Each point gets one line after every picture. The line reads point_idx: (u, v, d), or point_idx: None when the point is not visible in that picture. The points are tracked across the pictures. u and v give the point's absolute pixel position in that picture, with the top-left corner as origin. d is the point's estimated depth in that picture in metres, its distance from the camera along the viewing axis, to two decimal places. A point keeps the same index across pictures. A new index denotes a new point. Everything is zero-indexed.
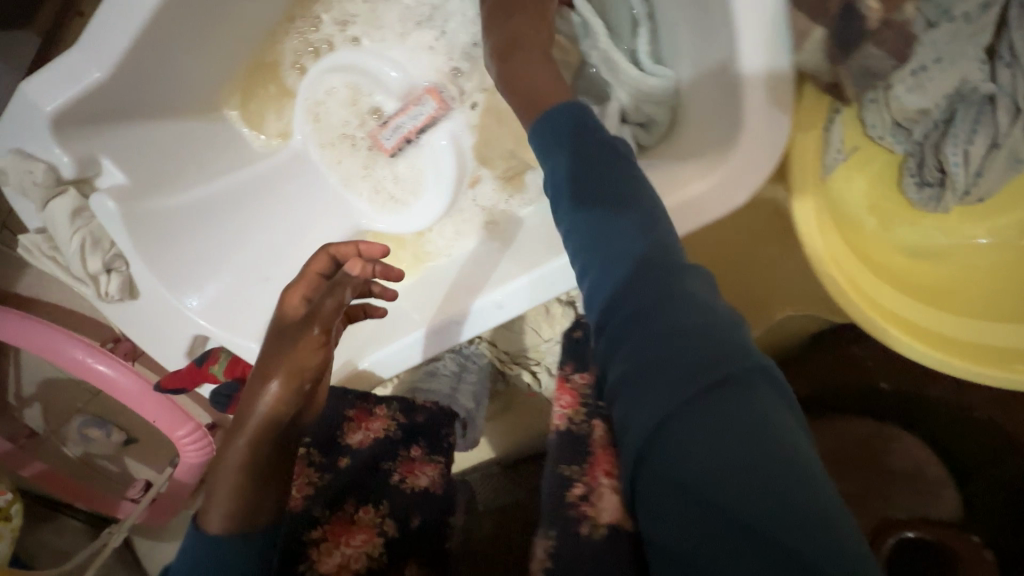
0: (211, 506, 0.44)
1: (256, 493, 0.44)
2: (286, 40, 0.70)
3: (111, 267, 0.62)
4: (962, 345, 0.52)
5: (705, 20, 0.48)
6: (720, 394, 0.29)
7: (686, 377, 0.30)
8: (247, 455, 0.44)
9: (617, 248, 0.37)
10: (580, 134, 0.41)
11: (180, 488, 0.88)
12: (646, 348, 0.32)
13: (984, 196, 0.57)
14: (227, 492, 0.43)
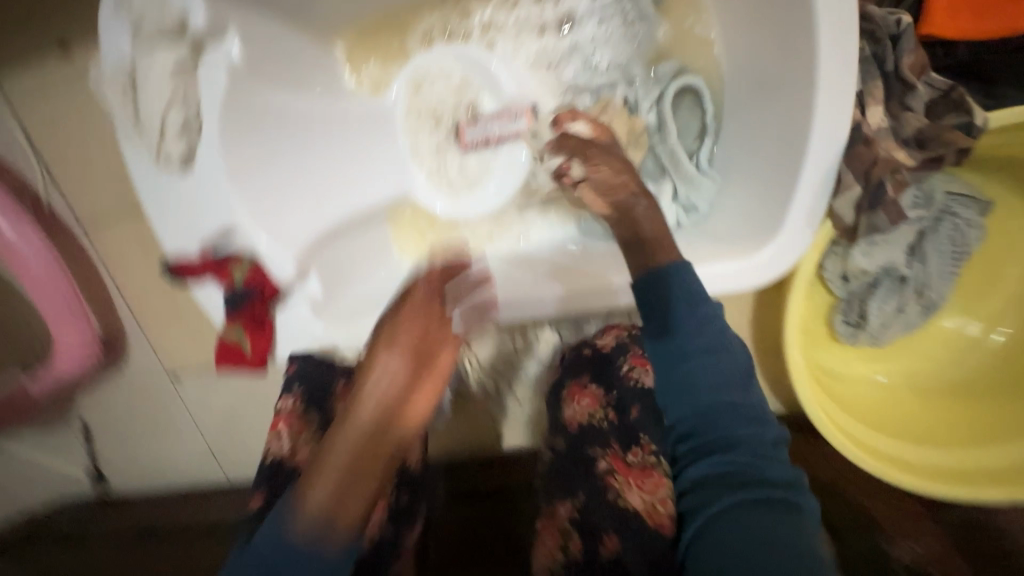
0: (310, 494, 0.46)
1: (347, 488, 0.46)
2: (426, 16, 0.75)
3: (187, 129, 0.61)
4: (881, 454, 0.73)
5: (767, 154, 0.65)
6: (764, 512, 0.45)
7: (748, 498, 0.46)
8: (347, 454, 0.48)
9: (689, 376, 0.51)
10: (666, 295, 0.53)
11: (57, 379, 1.01)
12: (713, 466, 0.49)
13: (883, 342, 0.79)
14: (327, 486, 0.46)
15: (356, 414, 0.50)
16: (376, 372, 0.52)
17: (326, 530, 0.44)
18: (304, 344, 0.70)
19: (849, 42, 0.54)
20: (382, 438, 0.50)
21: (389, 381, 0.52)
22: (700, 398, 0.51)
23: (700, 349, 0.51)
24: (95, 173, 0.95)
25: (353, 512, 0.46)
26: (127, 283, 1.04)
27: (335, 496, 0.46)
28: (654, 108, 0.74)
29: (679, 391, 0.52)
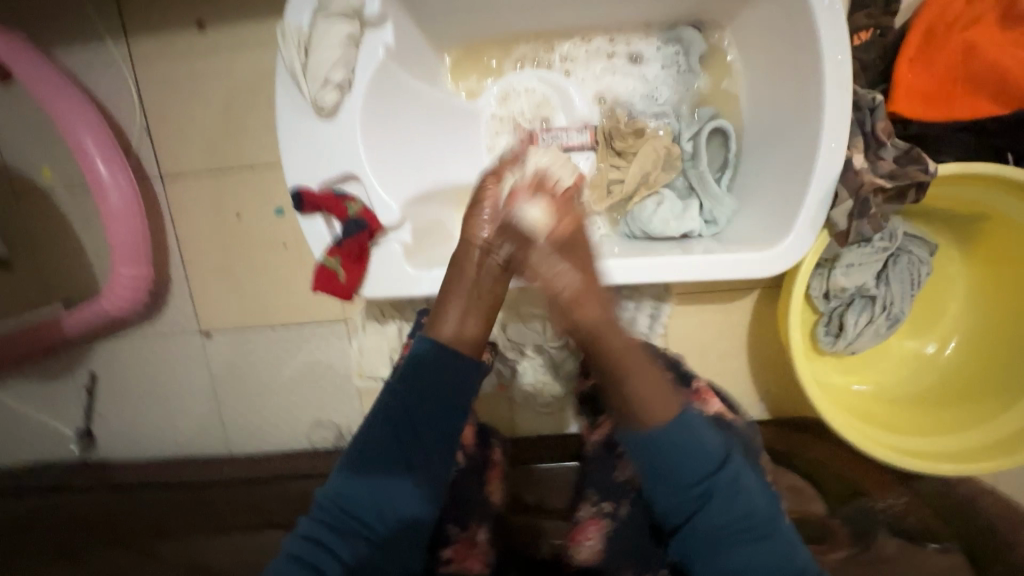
0: (443, 320, 0.72)
1: (465, 317, 0.72)
2: (519, 47, 0.95)
3: (341, 84, 0.75)
4: (865, 437, 0.87)
5: (773, 181, 0.87)
6: (758, 550, 0.61)
7: (741, 538, 0.61)
8: (461, 293, 0.73)
9: (685, 470, 0.61)
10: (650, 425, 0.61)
11: (89, 317, 1.07)
12: (709, 529, 0.61)
13: (857, 352, 0.96)
14: (456, 310, 0.72)
15: (466, 258, 0.76)
16: (476, 230, 0.76)
17: (459, 368, 0.69)
18: (393, 282, 0.80)
19: (847, 95, 0.75)
20: (488, 283, 0.74)
21: (485, 237, 0.76)
22: (714, 509, 0.61)
23: (722, 480, 0.61)
24: (192, 132, 1.07)
25: (475, 337, 0.72)
26: (189, 235, 1.11)
27: (455, 329, 0.71)
28: (689, 141, 0.95)
29: (670, 490, 0.61)
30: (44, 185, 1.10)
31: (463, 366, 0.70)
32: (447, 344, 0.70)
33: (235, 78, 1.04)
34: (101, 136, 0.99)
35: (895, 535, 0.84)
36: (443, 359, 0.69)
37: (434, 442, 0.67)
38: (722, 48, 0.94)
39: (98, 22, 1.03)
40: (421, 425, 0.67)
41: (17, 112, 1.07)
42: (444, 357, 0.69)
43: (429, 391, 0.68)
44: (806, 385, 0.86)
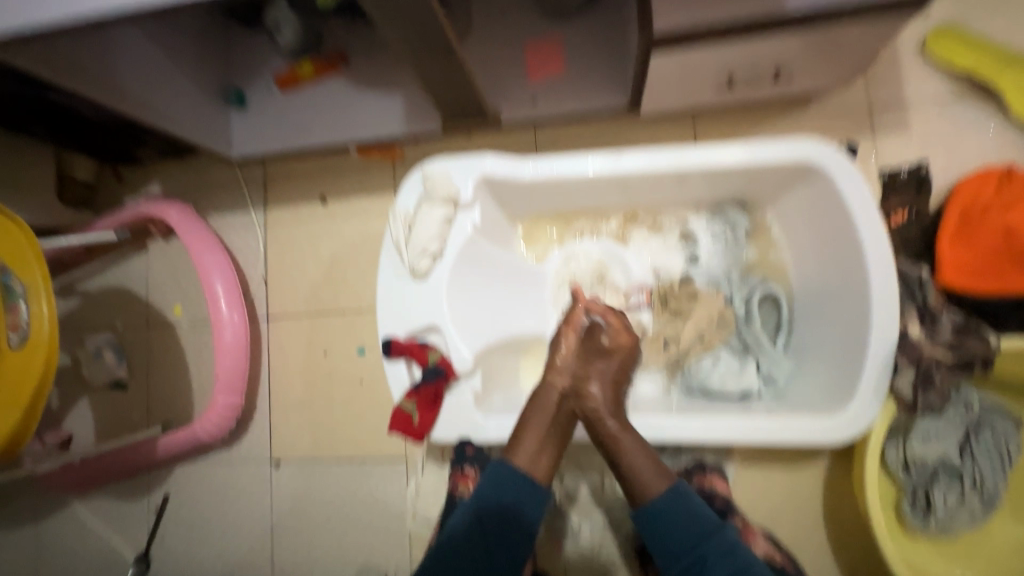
0: (518, 450, 0.78)
1: (542, 446, 0.78)
2: (581, 221, 1.10)
3: (434, 255, 0.90)
4: None
5: (829, 346, 0.90)
6: None
7: None
8: (537, 422, 0.80)
9: (686, 537, 0.70)
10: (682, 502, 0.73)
11: (180, 442, 1.18)
12: None
13: (950, 532, 0.89)
14: (531, 444, 0.78)
15: (544, 398, 0.83)
16: (556, 376, 0.85)
17: (529, 491, 0.75)
18: (461, 428, 0.86)
19: (891, 272, 0.81)
20: (563, 421, 0.81)
21: (568, 383, 0.84)
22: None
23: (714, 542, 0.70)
24: (299, 281, 1.26)
25: (545, 467, 0.78)
26: (279, 368, 1.25)
27: (530, 458, 0.77)
28: (741, 304, 1.02)
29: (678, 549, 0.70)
30: (173, 320, 1.31)
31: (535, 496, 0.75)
32: (515, 468, 0.76)
33: (342, 240, 1.25)
34: (229, 283, 1.19)
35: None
36: (511, 480, 0.75)
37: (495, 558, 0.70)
38: (767, 223, 1.04)
39: (245, 197, 1.30)
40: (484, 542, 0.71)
41: (168, 262, 1.32)
42: (516, 478, 0.75)
43: (504, 513, 0.73)
44: (893, 567, 0.80)
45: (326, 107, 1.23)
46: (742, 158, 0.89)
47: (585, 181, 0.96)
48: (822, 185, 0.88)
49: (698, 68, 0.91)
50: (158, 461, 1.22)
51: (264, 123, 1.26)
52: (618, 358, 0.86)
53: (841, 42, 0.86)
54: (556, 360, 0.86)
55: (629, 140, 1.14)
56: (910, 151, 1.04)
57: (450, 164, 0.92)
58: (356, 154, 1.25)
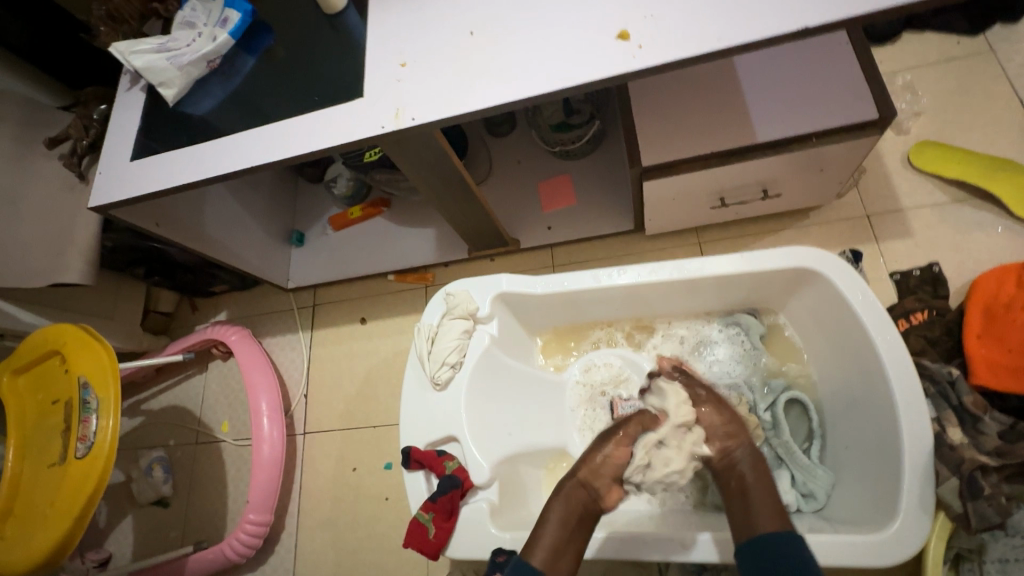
0: (536, 547, 0.70)
1: (563, 543, 0.72)
2: (597, 331, 1.15)
3: (454, 365, 0.96)
4: None
5: (864, 453, 0.85)
6: None
7: None
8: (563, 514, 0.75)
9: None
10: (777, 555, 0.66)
11: (206, 561, 1.19)
12: None
13: None
14: (550, 538, 0.72)
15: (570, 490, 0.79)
16: (591, 464, 0.83)
17: None
18: (478, 543, 0.84)
19: (911, 372, 0.79)
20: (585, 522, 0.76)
21: (604, 456, 0.83)
22: None
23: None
24: (336, 397, 1.34)
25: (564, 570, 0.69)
26: (310, 485, 1.27)
27: (548, 556, 0.70)
28: (767, 411, 0.99)
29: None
30: (220, 436, 1.40)
31: None
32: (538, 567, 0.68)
33: (377, 357, 1.35)
34: (274, 399, 1.28)
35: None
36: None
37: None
38: (780, 329, 1.05)
39: (296, 320, 1.46)
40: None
41: (223, 381, 1.45)
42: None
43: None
44: None
45: (369, 242, 1.42)
46: (741, 266, 0.94)
47: (595, 293, 1.04)
48: (824, 288, 0.91)
49: (689, 193, 1.02)
50: None
51: (317, 257, 1.46)
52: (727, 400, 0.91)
53: (818, 163, 0.95)
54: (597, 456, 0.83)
55: (639, 255, 1.23)
56: (917, 254, 1.07)
57: (470, 284, 1.03)
58: (393, 279, 1.40)
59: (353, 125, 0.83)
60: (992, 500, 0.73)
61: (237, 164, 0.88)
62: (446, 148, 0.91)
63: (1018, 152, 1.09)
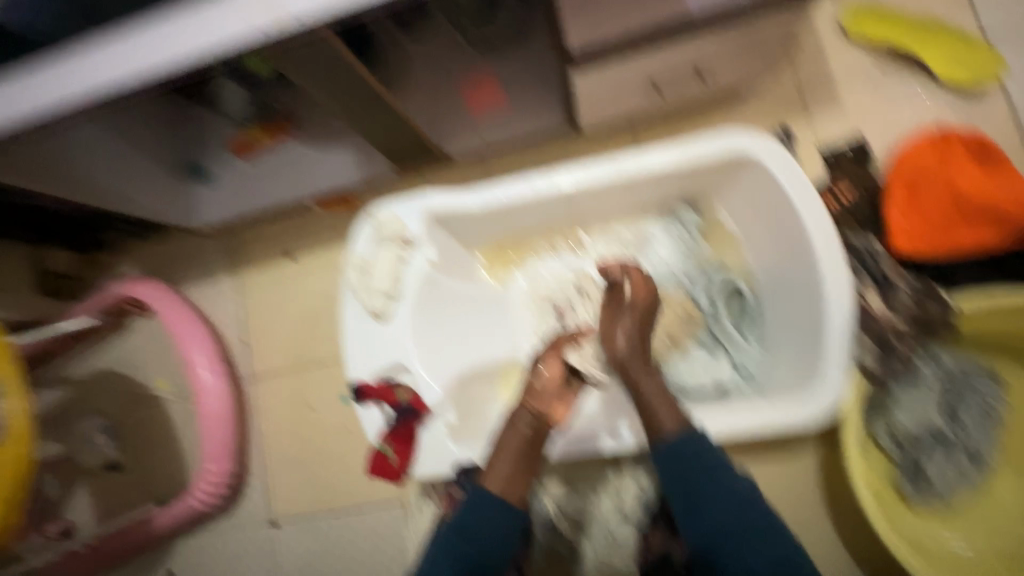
0: (490, 473, 0.66)
1: (516, 478, 0.66)
2: (538, 240, 1.13)
3: (392, 295, 0.92)
4: None
5: (792, 329, 0.90)
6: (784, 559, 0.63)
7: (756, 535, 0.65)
8: (523, 438, 0.70)
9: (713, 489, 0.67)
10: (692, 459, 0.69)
11: (173, 514, 1.18)
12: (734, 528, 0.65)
13: (951, 500, 0.87)
14: (506, 470, 0.66)
15: (517, 418, 0.71)
16: (529, 399, 0.73)
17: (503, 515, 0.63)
18: (440, 461, 0.86)
19: (837, 249, 0.82)
20: (536, 444, 0.70)
21: (537, 405, 0.72)
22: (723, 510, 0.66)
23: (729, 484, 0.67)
24: (277, 340, 1.28)
25: (524, 488, 0.66)
26: (269, 427, 1.25)
27: (507, 481, 0.65)
28: (706, 300, 1.03)
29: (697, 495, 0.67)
30: (160, 393, 1.33)
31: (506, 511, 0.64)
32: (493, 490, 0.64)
33: (315, 295, 1.28)
34: (210, 350, 1.21)
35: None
36: (492, 508, 0.63)
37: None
38: (719, 220, 1.05)
39: (218, 265, 1.34)
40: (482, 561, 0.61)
41: (152, 338, 1.35)
42: (490, 508, 0.63)
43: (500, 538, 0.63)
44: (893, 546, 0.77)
45: (282, 168, 1.28)
46: (676, 159, 0.91)
47: (535, 203, 0.99)
48: (756, 172, 0.90)
49: (622, 82, 0.95)
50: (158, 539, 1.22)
51: (226, 192, 1.31)
52: (644, 305, 0.87)
53: (752, 38, 0.89)
54: (532, 389, 0.74)
55: (575, 156, 1.17)
56: (847, 129, 1.06)
57: (399, 207, 0.96)
58: (317, 208, 1.29)
59: (224, 27, 0.66)
60: None
61: (78, 87, 0.71)
62: (343, 48, 0.78)
63: (944, 10, 1.07)
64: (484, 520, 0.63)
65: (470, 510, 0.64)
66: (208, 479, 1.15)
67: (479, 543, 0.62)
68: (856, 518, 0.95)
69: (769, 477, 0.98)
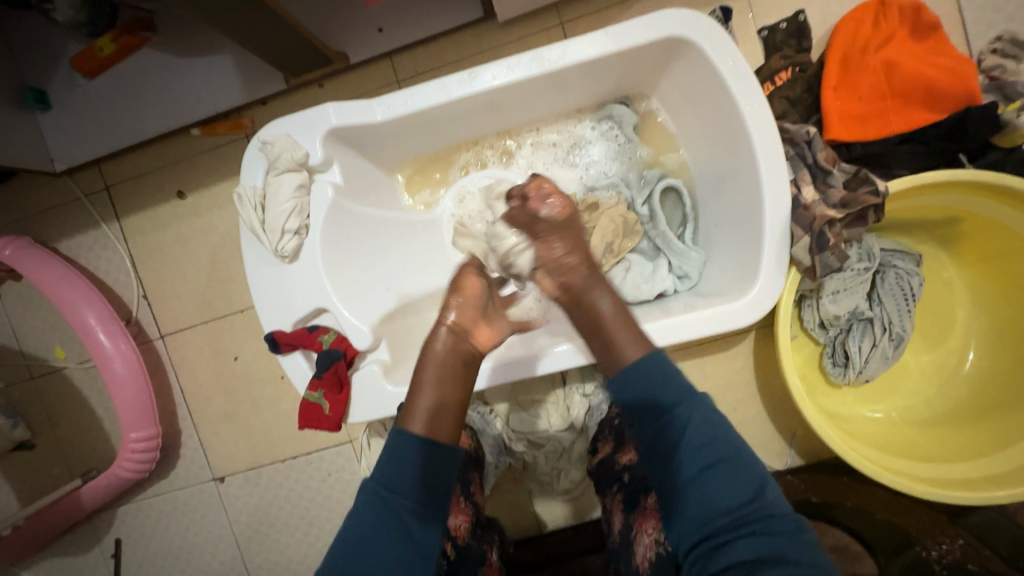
0: (413, 413, 0.59)
1: (443, 412, 0.59)
2: (462, 153, 1.01)
3: (297, 231, 0.81)
4: (917, 475, 0.82)
5: (730, 227, 0.87)
6: (749, 511, 0.51)
7: (711, 484, 0.53)
8: (446, 362, 0.63)
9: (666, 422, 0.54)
10: (652, 377, 0.56)
11: (101, 486, 1.10)
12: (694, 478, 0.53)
13: (870, 376, 0.93)
14: (428, 409, 0.58)
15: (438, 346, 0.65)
16: (447, 319, 0.66)
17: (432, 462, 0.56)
18: (376, 402, 0.81)
19: (775, 139, 0.77)
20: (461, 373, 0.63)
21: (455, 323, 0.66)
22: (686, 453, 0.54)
23: (695, 415, 0.54)
24: (182, 290, 1.13)
25: (451, 425, 0.59)
26: (193, 385, 1.15)
27: (430, 417, 0.58)
28: (644, 204, 0.98)
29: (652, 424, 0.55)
30: (58, 362, 1.18)
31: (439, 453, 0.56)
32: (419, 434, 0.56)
33: (215, 235, 1.11)
34: (101, 310, 1.06)
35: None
36: (420, 452, 0.55)
37: (425, 538, 0.53)
38: (654, 116, 0.98)
39: (91, 210, 1.13)
40: (410, 514, 0.53)
41: (30, 302, 1.17)
42: (415, 455, 0.55)
43: (432, 483, 0.55)
44: (820, 426, 0.80)
45: (148, 88, 1.07)
46: (606, 46, 0.80)
47: (451, 108, 0.86)
48: (694, 57, 0.81)
49: None
50: (92, 510, 1.15)
51: (83, 123, 1.10)
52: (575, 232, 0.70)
53: None
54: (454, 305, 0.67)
55: (496, 50, 1.02)
56: (786, 3, 0.97)
57: (289, 124, 0.81)
58: (200, 134, 1.09)
59: None
60: (835, 249, 0.79)
61: None
62: None
63: None
64: (409, 470, 0.54)
65: (392, 461, 0.55)
66: (132, 447, 1.07)
67: (410, 492, 0.54)
68: (787, 403, 0.99)
69: (710, 374, 1.01)
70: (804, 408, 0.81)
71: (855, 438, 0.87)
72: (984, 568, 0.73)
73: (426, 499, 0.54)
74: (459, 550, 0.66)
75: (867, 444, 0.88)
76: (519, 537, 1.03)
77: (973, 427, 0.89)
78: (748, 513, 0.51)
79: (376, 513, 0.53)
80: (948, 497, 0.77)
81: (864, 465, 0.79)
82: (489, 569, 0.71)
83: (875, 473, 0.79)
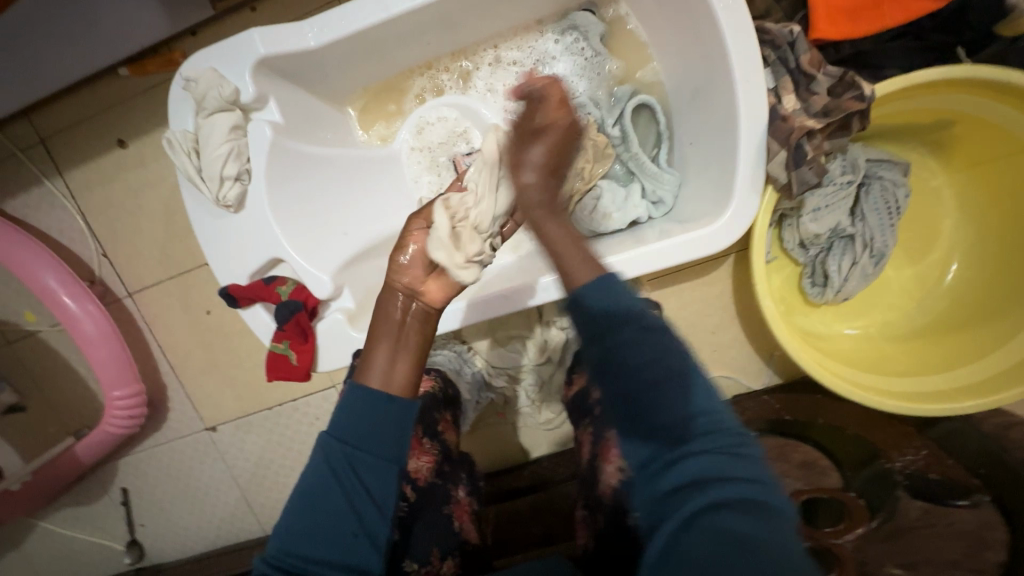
0: (369, 367, 0.57)
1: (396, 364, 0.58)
2: (416, 79, 0.93)
3: (238, 177, 0.75)
4: (888, 391, 0.83)
5: (705, 145, 0.81)
6: (709, 432, 0.45)
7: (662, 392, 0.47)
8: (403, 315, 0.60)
9: (625, 333, 0.48)
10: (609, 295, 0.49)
11: (95, 443, 1.12)
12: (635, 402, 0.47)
13: (848, 295, 0.90)
14: (383, 365, 0.57)
15: (388, 308, 0.61)
16: (397, 273, 0.63)
17: (393, 413, 0.55)
18: (339, 350, 0.79)
19: (752, 43, 0.69)
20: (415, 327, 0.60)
21: (408, 281, 0.62)
22: (636, 360, 0.47)
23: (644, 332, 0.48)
24: (143, 246, 1.09)
25: (405, 377, 0.57)
26: (169, 341, 1.15)
27: (385, 373, 0.57)
28: (614, 125, 0.91)
29: (618, 341, 0.48)
30: (31, 327, 1.17)
31: (392, 402, 0.55)
32: (365, 386, 0.55)
33: (166, 184, 1.05)
34: (60, 272, 1.02)
35: (915, 497, 0.77)
36: (373, 403, 0.54)
37: (377, 486, 0.52)
38: (623, 23, 0.89)
39: (32, 166, 1.06)
40: (363, 462, 0.52)
41: None
42: (370, 405, 0.54)
43: (391, 429, 0.54)
44: (795, 350, 0.79)
45: None
46: None
47: (393, 26, 0.77)
48: None
49: None
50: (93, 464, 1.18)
51: None
52: (558, 135, 0.54)
53: None
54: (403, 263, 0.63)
55: None
56: None
57: (212, 56, 0.73)
58: (130, 74, 1.00)
59: None
60: (814, 164, 0.74)
61: None
62: None
63: None
64: (364, 419, 0.54)
65: (346, 411, 0.54)
66: (115, 406, 1.07)
67: (360, 441, 0.53)
68: (764, 325, 0.99)
69: (688, 301, 0.99)
70: (776, 333, 0.79)
71: (830, 358, 0.87)
72: (944, 477, 0.77)
73: (384, 451, 0.54)
74: (419, 491, 0.68)
75: (842, 362, 0.88)
76: (500, 471, 1.07)
77: (949, 338, 0.89)
78: (696, 432, 0.45)
79: (328, 461, 0.52)
80: (910, 409, 0.78)
81: (836, 385, 0.79)
82: (456, 505, 0.73)
83: (846, 392, 0.79)
